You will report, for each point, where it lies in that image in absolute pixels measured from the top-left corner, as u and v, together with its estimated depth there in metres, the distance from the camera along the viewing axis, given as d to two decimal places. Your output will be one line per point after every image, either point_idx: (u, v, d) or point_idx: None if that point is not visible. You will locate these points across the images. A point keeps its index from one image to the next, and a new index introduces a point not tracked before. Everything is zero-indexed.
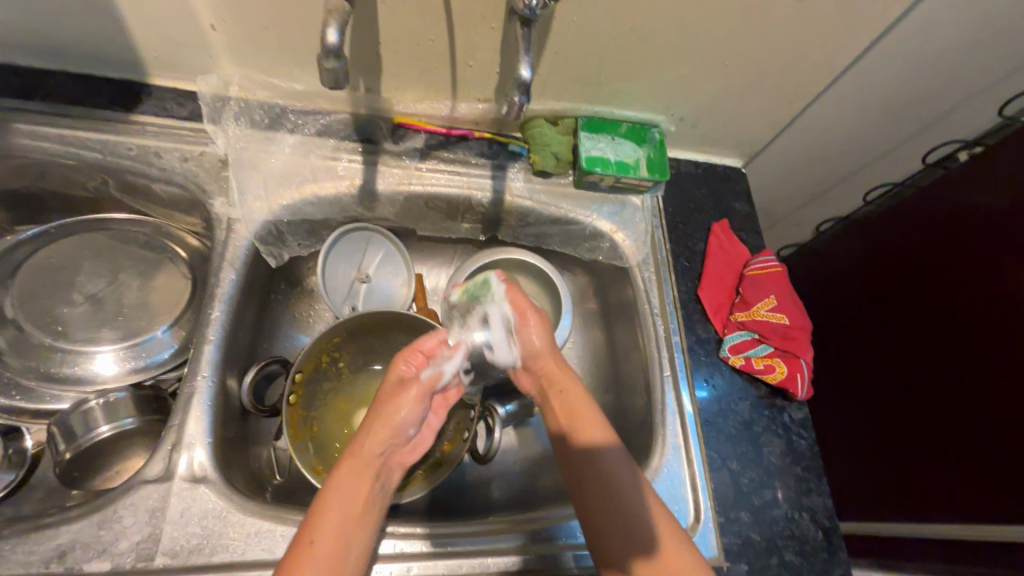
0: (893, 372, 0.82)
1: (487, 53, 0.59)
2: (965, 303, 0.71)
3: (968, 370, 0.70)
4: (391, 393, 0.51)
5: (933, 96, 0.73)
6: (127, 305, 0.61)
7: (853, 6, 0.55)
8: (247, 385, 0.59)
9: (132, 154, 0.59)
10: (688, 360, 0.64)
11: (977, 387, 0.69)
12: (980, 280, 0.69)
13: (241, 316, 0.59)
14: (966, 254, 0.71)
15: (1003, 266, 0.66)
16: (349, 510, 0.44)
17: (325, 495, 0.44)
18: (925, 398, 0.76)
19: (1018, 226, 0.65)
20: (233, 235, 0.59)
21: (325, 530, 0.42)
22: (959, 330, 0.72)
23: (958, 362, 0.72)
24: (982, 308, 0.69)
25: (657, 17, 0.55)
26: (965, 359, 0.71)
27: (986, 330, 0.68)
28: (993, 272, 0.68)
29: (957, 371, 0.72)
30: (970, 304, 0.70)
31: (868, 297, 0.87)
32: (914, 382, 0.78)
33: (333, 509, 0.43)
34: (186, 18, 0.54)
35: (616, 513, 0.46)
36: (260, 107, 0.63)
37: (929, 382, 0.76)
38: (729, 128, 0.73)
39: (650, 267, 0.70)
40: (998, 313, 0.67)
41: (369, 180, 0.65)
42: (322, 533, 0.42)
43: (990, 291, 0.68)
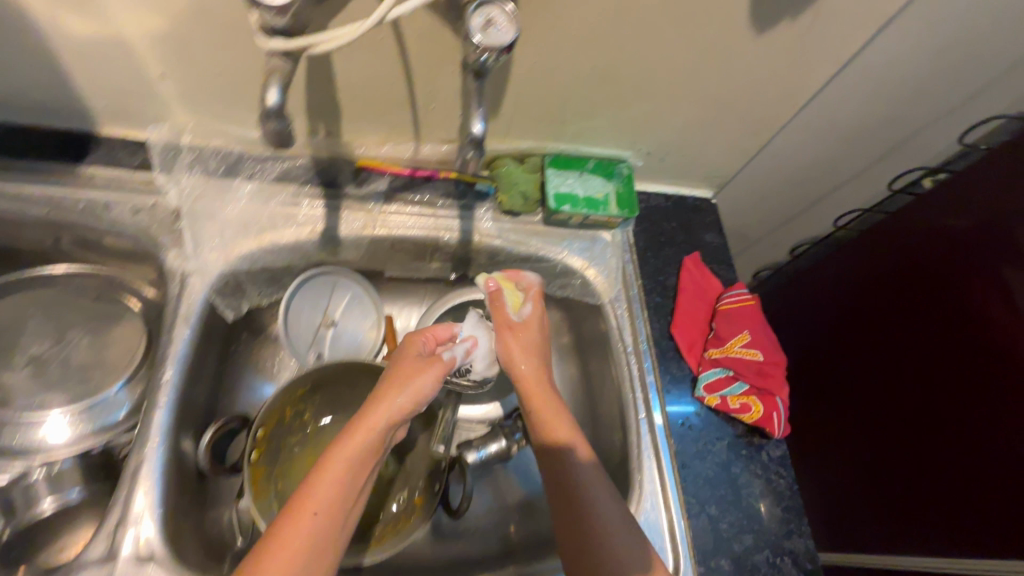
0: (875, 400, 0.81)
1: (447, 96, 0.58)
2: (944, 331, 0.70)
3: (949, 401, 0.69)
4: (411, 369, 0.51)
5: (895, 123, 0.73)
6: (75, 366, 0.58)
7: (810, 42, 0.55)
8: (204, 446, 0.56)
9: (79, 208, 0.57)
10: (662, 402, 0.63)
11: (958, 420, 0.68)
12: (959, 310, 0.68)
13: (197, 374, 0.57)
14: (943, 282, 0.71)
15: (971, 295, 0.67)
16: (354, 480, 0.44)
17: (335, 461, 0.44)
18: (909, 427, 0.75)
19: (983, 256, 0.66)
20: (186, 290, 0.57)
21: (326, 496, 0.42)
22: (939, 359, 0.71)
23: (938, 392, 0.71)
24: (961, 338, 0.68)
25: (616, 59, 0.55)
26: (945, 389, 0.70)
27: (964, 362, 0.67)
28: (962, 301, 0.68)
29: (937, 401, 0.71)
30: (949, 333, 0.69)
31: (845, 320, 0.86)
32: (897, 409, 0.77)
33: (336, 478, 0.43)
34: (132, 68, 0.52)
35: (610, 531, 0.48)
36: (215, 154, 0.61)
37: (911, 409, 0.75)
38: (697, 160, 0.72)
39: (622, 304, 0.68)
40: (979, 344, 0.66)
41: (331, 225, 0.63)
42: (325, 505, 0.42)
43: (970, 321, 0.67)
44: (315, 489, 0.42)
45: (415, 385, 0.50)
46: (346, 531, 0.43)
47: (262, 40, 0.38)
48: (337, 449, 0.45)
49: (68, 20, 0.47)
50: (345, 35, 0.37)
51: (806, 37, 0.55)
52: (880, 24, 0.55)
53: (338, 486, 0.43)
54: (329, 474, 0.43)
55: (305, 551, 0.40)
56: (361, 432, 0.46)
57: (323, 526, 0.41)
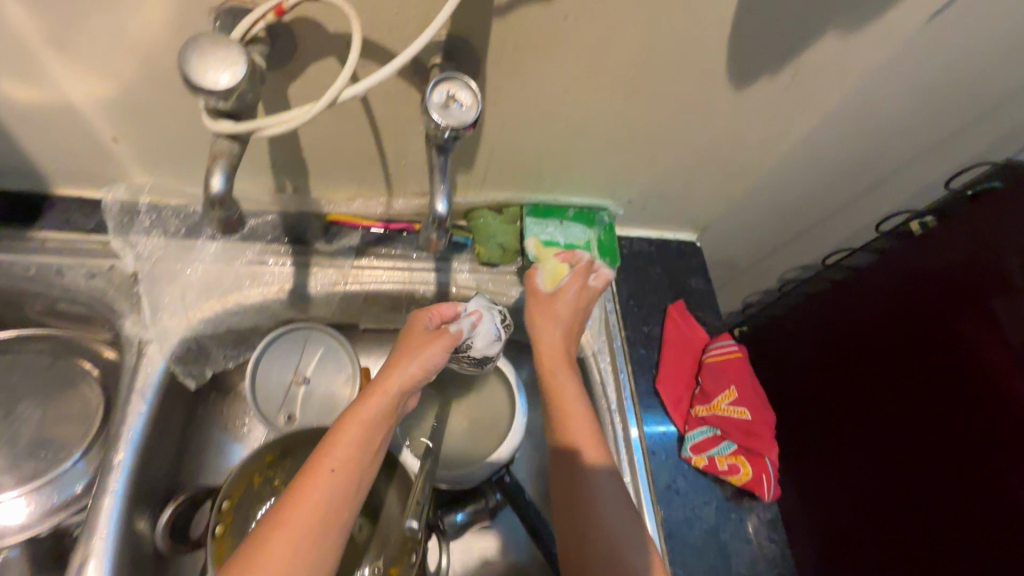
0: (861, 447, 0.76)
1: (419, 152, 0.56)
2: (940, 384, 0.66)
3: (943, 456, 0.65)
4: (420, 341, 0.53)
5: (879, 165, 0.72)
6: (27, 440, 0.55)
7: (790, 96, 0.54)
8: (162, 524, 0.52)
9: (30, 274, 0.54)
10: (649, 465, 0.60)
11: (953, 476, 0.64)
12: (958, 361, 0.65)
13: (154, 449, 0.54)
14: (944, 333, 0.67)
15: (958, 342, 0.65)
16: (366, 444, 0.47)
17: (350, 426, 0.47)
18: (897, 475, 0.71)
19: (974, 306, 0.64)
20: (143, 359, 0.54)
21: (341, 459, 0.45)
22: (934, 412, 0.67)
23: (932, 445, 0.66)
24: (957, 392, 0.64)
25: (592, 115, 0.53)
26: (940, 443, 0.66)
27: (960, 416, 0.64)
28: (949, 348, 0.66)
29: (927, 453, 0.67)
30: (945, 385, 0.66)
31: (835, 361, 0.82)
32: (884, 457, 0.73)
33: (351, 442, 0.46)
34: (85, 132, 0.50)
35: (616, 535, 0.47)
36: (176, 215, 0.59)
37: (898, 458, 0.71)
38: (679, 206, 0.71)
39: (605, 356, 0.65)
40: (979, 400, 0.62)
41: (299, 282, 0.60)
42: (340, 466, 0.45)
43: (971, 374, 0.63)
44: (332, 453, 0.45)
45: (424, 356, 0.51)
46: (357, 494, 0.45)
47: (209, 121, 0.35)
48: (353, 414, 0.48)
49: (12, 87, 0.44)
50: (295, 118, 0.36)
51: (788, 91, 0.53)
52: (861, 76, 0.54)
53: (350, 450, 0.46)
54: (343, 438, 0.46)
55: (317, 509, 0.43)
56: (375, 398, 0.49)
57: (336, 485, 0.44)
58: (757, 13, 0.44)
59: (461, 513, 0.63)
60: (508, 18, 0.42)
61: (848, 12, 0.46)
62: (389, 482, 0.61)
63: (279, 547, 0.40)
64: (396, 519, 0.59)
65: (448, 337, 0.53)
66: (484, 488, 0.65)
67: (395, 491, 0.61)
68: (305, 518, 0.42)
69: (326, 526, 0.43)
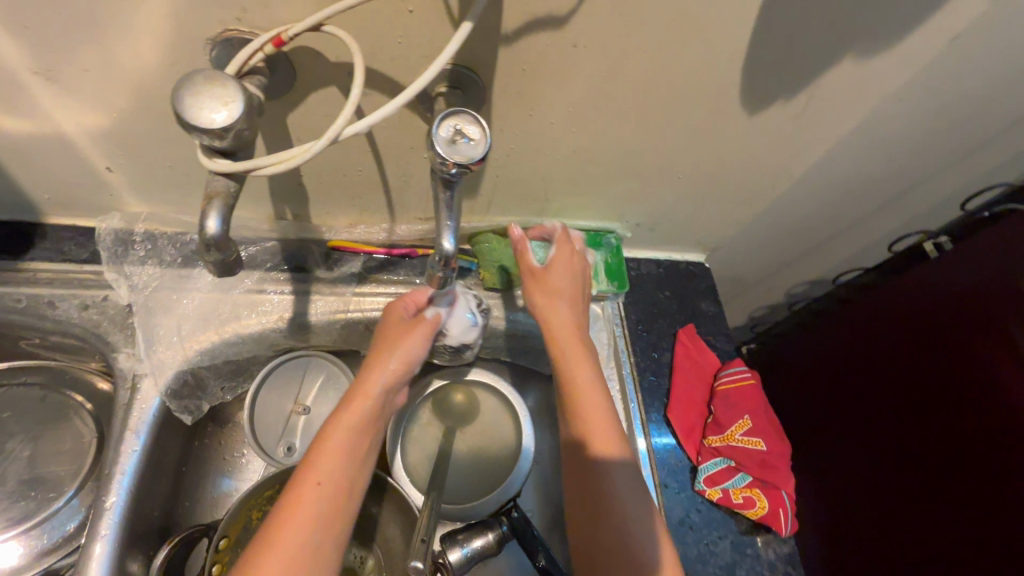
0: (874, 471, 0.75)
1: (423, 179, 0.54)
2: (952, 415, 0.65)
3: (951, 485, 0.64)
4: (397, 335, 0.52)
5: (892, 185, 0.71)
6: (14, 481, 0.53)
7: (804, 120, 0.52)
8: (156, 565, 0.50)
9: (22, 307, 0.52)
10: (661, 499, 0.58)
11: (960, 505, 0.63)
12: (970, 392, 0.63)
13: (149, 488, 0.52)
14: (955, 362, 0.65)
15: (976, 363, 0.63)
16: (354, 445, 0.46)
17: (336, 429, 0.46)
18: (903, 499, 0.70)
19: (993, 327, 0.62)
20: (137, 395, 0.52)
21: (329, 465, 0.44)
22: (945, 441, 0.65)
23: (943, 475, 0.65)
24: (967, 424, 0.63)
25: (600, 141, 0.52)
26: (948, 473, 0.64)
27: (968, 448, 0.63)
28: (967, 369, 0.64)
29: (935, 480, 0.66)
30: (956, 416, 0.64)
31: (847, 378, 0.81)
32: (895, 479, 0.71)
33: (338, 444, 0.45)
34: (78, 162, 0.48)
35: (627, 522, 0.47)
36: (172, 245, 0.57)
37: (908, 483, 0.69)
38: (688, 229, 0.69)
39: (614, 384, 0.64)
40: (991, 433, 0.61)
41: (300, 310, 0.59)
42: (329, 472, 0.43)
43: (982, 406, 0.62)
44: (319, 457, 0.44)
45: (404, 350, 0.51)
46: (349, 501, 0.44)
47: (205, 158, 0.34)
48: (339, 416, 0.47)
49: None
50: (294, 158, 0.33)
51: (801, 115, 0.52)
52: (878, 100, 0.52)
53: (337, 454, 0.44)
54: (330, 441, 0.45)
55: (311, 515, 0.41)
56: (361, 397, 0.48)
57: (326, 494, 0.43)
58: (772, 39, 0.42)
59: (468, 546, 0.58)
60: (516, 46, 0.40)
61: (867, 37, 0.44)
62: (392, 519, 0.58)
63: (275, 559, 0.39)
64: (398, 556, 0.57)
65: (426, 327, 0.53)
66: (492, 519, 0.61)
67: (399, 528, 0.58)
68: (299, 527, 0.40)
69: (321, 533, 0.41)
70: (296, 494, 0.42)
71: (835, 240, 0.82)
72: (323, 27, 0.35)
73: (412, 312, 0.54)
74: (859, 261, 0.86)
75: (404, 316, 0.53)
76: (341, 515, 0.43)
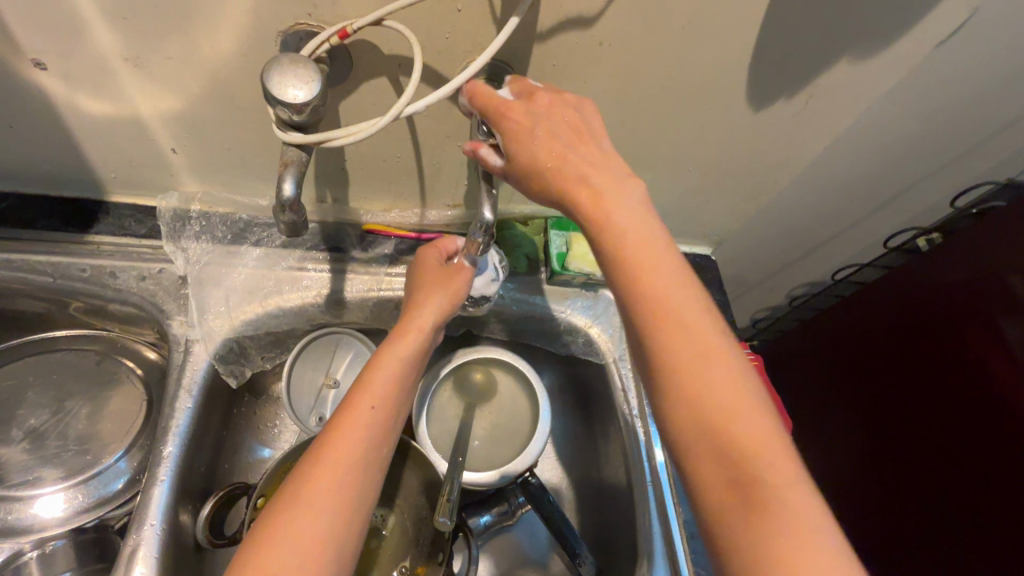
0: (884, 455, 0.78)
1: (454, 167, 0.59)
2: (950, 401, 0.69)
3: (953, 464, 0.68)
4: (437, 278, 0.55)
5: (886, 184, 0.75)
6: (73, 437, 0.57)
7: (805, 117, 0.58)
8: (202, 519, 0.54)
9: (85, 275, 0.57)
10: (671, 470, 0.62)
11: (961, 480, 0.67)
12: (964, 379, 0.67)
13: (199, 443, 0.56)
14: (949, 352, 0.69)
15: (967, 340, 0.67)
16: (403, 373, 0.50)
17: (384, 359, 0.49)
18: (912, 476, 0.73)
19: (980, 307, 0.66)
20: (190, 358, 0.57)
21: (379, 387, 0.47)
22: (943, 425, 0.69)
23: (946, 457, 0.69)
24: (965, 409, 0.67)
25: (618, 133, 0.57)
26: (950, 453, 0.68)
27: (970, 430, 0.66)
28: (957, 347, 0.68)
29: (932, 443, 0.71)
30: (955, 401, 0.68)
31: (843, 362, 0.85)
32: (903, 461, 0.75)
33: (389, 369, 0.49)
34: (147, 143, 0.53)
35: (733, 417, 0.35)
36: (223, 222, 0.62)
37: (915, 464, 0.73)
38: (696, 221, 0.74)
39: (626, 364, 0.69)
40: (986, 415, 0.65)
41: (336, 287, 0.63)
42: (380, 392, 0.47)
43: (977, 392, 0.66)
44: (373, 379, 0.48)
45: (448, 292, 0.55)
46: (396, 426, 0.48)
47: (279, 131, 0.40)
48: (389, 345, 0.50)
49: (86, 102, 0.48)
50: (361, 131, 0.40)
51: (802, 112, 0.57)
52: (872, 100, 0.57)
53: (387, 378, 0.48)
54: (382, 366, 0.49)
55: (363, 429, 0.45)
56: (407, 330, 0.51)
57: (378, 418, 0.46)
58: (774, 40, 0.48)
59: (487, 515, 0.66)
60: (547, 44, 0.46)
61: (859, 41, 0.49)
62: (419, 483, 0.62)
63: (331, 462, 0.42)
64: (424, 520, 0.61)
65: (463, 270, 0.56)
66: (509, 492, 0.67)
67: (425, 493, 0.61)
68: (352, 439, 0.44)
69: (372, 445, 0.45)
70: (350, 414, 0.46)
71: (833, 238, 0.86)
72: (383, 22, 0.41)
73: (444, 260, 0.58)
74: (857, 259, 0.91)
75: (439, 261, 0.57)
76: (390, 439, 0.47)
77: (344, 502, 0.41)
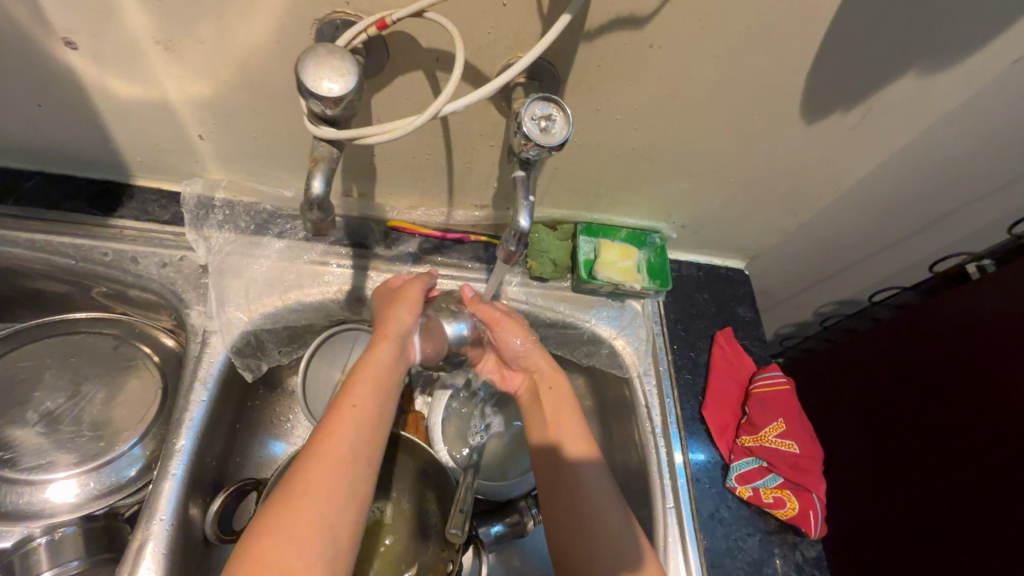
0: (894, 488, 0.74)
1: (485, 167, 0.56)
2: (969, 434, 0.65)
3: (965, 502, 0.64)
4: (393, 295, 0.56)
5: (935, 205, 0.71)
6: (88, 422, 0.57)
7: (861, 132, 0.54)
8: (212, 515, 0.52)
9: (107, 260, 0.56)
10: (692, 492, 0.60)
11: (968, 520, 0.64)
12: (990, 410, 0.63)
13: (212, 436, 0.55)
14: (976, 381, 0.66)
15: (1003, 372, 0.63)
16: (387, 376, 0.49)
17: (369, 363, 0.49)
18: (919, 513, 0.70)
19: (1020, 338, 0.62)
20: (207, 349, 0.56)
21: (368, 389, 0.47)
22: (957, 460, 0.66)
23: (958, 494, 0.65)
24: (983, 442, 0.63)
25: (660, 141, 0.54)
26: (964, 489, 0.65)
27: (987, 464, 0.62)
28: (993, 379, 0.64)
29: (957, 479, 0.65)
30: (974, 434, 0.64)
31: (871, 387, 0.81)
32: (914, 495, 0.71)
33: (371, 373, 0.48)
34: (174, 129, 0.52)
35: (606, 518, 0.50)
36: (246, 212, 0.61)
37: (926, 499, 0.69)
38: (731, 234, 0.71)
39: (651, 379, 0.66)
40: (1001, 452, 0.61)
41: (358, 284, 0.62)
42: (365, 393, 0.46)
43: (1000, 434, 0.62)
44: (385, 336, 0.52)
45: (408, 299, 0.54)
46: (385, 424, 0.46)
47: (311, 124, 0.39)
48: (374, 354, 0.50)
49: (114, 84, 0.47)
50: (397, 130, 0.39)
51: (858, 126, 0.53)
52: (935, 115, 0.53)
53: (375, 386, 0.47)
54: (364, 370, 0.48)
55: (376, 370, 0.49)
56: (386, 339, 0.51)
57: (364, 412, 0.45)
58: (839, 48, 0.45)
59: (497, 525, 0.62)
60: (594, 43, 0.43)
61: (930, 53, 0.46)
62: (429, 488, 0.60)
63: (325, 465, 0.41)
64: (434, 527, 0.59)
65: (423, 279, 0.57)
66: (521, 503, 0.64)
67: (436, 499, 0.60)
68: (340, 439, 0.43)
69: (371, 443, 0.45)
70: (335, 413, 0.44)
71: (874, 257, 0.82)
72: (424, 14, 0.38)
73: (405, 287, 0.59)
74: (897, 281, 0.86)
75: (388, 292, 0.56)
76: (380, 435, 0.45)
77: (368, 425, 0.45)
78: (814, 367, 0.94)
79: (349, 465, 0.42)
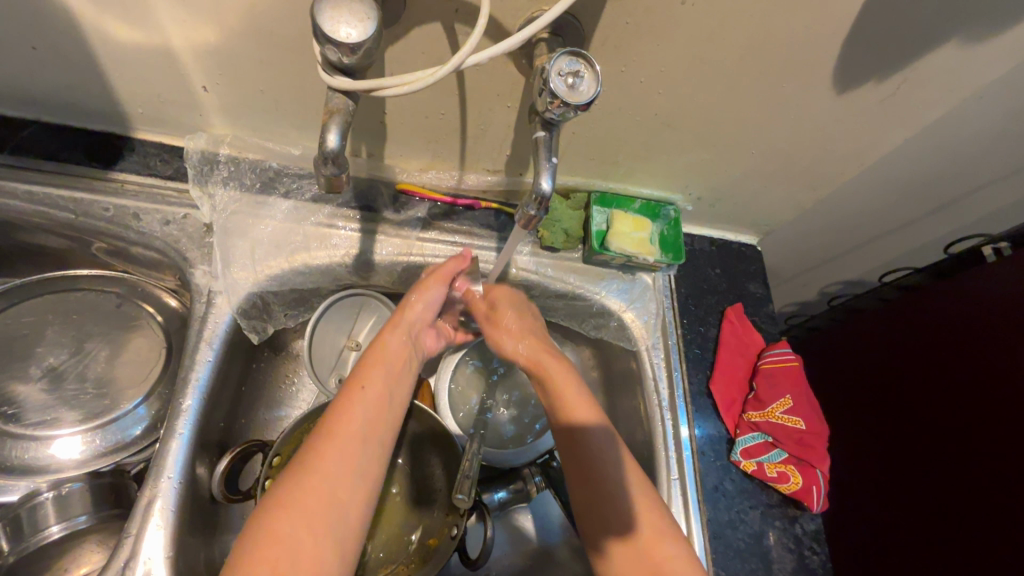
0: (895, 466, 0.75)
1: (500, 130, 0.54)
2: (971, 417, 0.65)
3: (967, 482, 0.65)
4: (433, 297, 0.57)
5: (955, 185, 0.70)
6: (91, 380, 0.56)
7: (891, 104, 0.52)
8: (219, 473, 0.51)
9: (109, 215, 0.55)
10: (698, 465, 0.60)
11: (965, 498, 0.65)
12: (993, 394, 0.64)
13: (218, 396, 0.55)
14: (979, 364, 0.66)
15: (1012, 354, 0.62)
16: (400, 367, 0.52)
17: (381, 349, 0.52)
18: (921, 493, 0.71)
19: None
20: (212, 310, 0.55)
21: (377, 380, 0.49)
22: (960, 442, 0.66)
23: (957, 474, 0.66)
24: (988, 425, 0.63)
25: (684, 108, 0.52)
26: (965, 469, 0.65)
27: (987, 446, 0.63)
28: (998, 361, 0.64)
29: (960, 461, 0.66)
30: (978, 417, 0.65)
31: (879, 366, 0.81)
32: (916, 474, 0.72)
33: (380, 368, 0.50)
34: (176, 78, 0.50)
35: (609, 470, 0.49)
36: (251, 169, 0.59)
37: (927, 479, 0.70)
38: (748, 208, 0.69)
39: (660, 352, 0.65)
40: (1005, 437, 0.61)
41: (366, 249, 0.61)
42: (371, 373, 0.49)
43: (1005, 417, 0.62)
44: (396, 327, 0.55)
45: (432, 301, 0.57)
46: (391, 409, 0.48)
47: (324, 74, 0.37)
48: (380, 342, 0.53)
49: (113, 27, 0.44)
50: (416, 82, 0.38)
51: (888, 98, 0.52)
52: (968, 88, 0.52)
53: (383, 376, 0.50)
54: (372, 362, 0.50)
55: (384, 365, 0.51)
56: (396, 330, 0.54)
57: (373, 395, 0.48)
58: (877, 14, 0.43)
59: (501, 491, 0.62)
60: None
61: (974, 19, 0.44)
62: (434, 451, 0.60)
63: (334, 441, 0.43)
64: (439, 491, 0.59)
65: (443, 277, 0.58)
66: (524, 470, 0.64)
67: (440, 464, 0.60)
68: (351, 421, 0.45)
69: (380, 419, 0.47)
70: (347, 397, 0.47)
71: (887, 238, 0.81)
72: None
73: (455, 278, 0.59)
74: (908, 261, 0.85)
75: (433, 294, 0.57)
76: (389, 415, 0.48)
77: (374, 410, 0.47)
78: (822, 348, 0.93)
79: (353, 445, 0.44)
